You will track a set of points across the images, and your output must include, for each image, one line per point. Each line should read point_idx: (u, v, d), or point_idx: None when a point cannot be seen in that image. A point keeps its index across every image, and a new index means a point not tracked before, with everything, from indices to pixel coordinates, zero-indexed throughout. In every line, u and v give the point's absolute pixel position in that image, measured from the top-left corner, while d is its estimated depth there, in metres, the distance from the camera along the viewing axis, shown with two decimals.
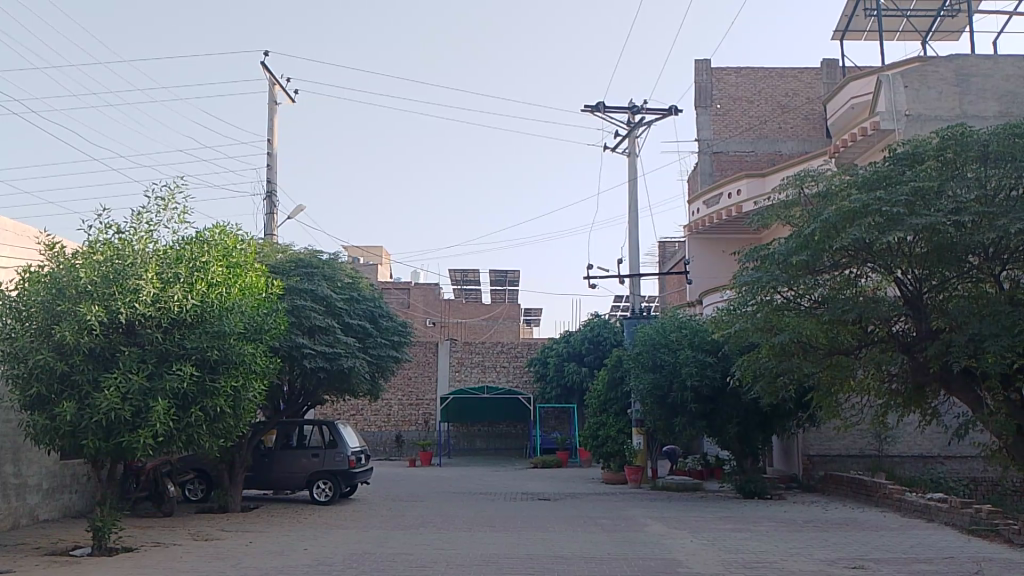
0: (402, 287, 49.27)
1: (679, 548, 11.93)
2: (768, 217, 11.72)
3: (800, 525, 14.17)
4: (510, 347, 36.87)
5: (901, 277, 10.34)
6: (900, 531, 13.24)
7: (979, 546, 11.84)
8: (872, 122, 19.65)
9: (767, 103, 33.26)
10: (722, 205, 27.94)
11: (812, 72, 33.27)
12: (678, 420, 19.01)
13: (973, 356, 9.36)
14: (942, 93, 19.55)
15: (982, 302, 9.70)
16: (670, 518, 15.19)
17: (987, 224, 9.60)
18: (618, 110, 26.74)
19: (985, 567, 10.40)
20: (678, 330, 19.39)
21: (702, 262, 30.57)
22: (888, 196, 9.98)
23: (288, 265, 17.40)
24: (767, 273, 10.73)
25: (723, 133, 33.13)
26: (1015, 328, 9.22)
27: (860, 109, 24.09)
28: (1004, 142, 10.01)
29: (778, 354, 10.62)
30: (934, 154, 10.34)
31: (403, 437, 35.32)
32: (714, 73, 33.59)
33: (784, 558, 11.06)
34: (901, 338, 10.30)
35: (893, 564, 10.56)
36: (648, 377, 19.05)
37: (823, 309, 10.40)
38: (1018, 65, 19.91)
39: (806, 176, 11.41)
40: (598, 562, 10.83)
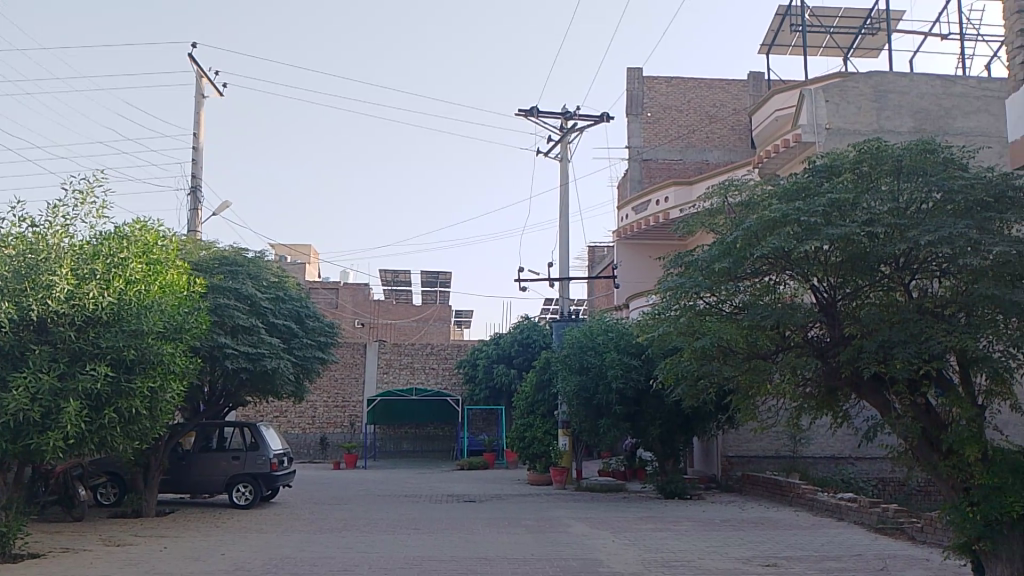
0: (330, 286, 48.67)
1: (601, 548, 12.08)
2: (693, 225, 11.18)
3: (718, 524, 14.53)
4: (439, 348, 36.78)
5: (816, 284, 9.72)
6: (814, 530, 13.69)
7: (885, 544, 12.37)
8: (795, 134, 20.37)
9: (694, 113, 34.01)
10: (650, 211, 28.50)
11: (739, 83, 34.24)
12: (603, 421, 19.26)
13: (881, 361, 8.68)
14: (860, 107, 20.37)
15: (891, 310, 9.02)
16: (594, 519, 15.35)
17: (899, 236, 8.98)
18: (551, 114, 27.03)
19: (889, 563, 10.87)
20: (605, 333, 19.80)
21: (630, 266, 31.07)
22: (806, 206, 9.44)
23: (212, 263, 16.95)
24: (690, 279, 10.21)
25: (652, 141, 33.75)
26: (923, 335, 8.49)
27: (782, 122, 24.86)
28: (918, 156, 9.37)
29: (699, 358, 10.06)
30: (851, 167, 9.77)
31: (327, 439, 34.81)
32: (645, 82, 34.26)
33: (702, 557, 11.31)
34: (814, 343, 9.69)
35: (805, 561, 10.95)
36: (575, 378, 19.30)
37: (743, 314, 9.89)
38: (932, 83, 20.72)
39: (730, 185, 11.01)
40: (521, 563, 10.91)
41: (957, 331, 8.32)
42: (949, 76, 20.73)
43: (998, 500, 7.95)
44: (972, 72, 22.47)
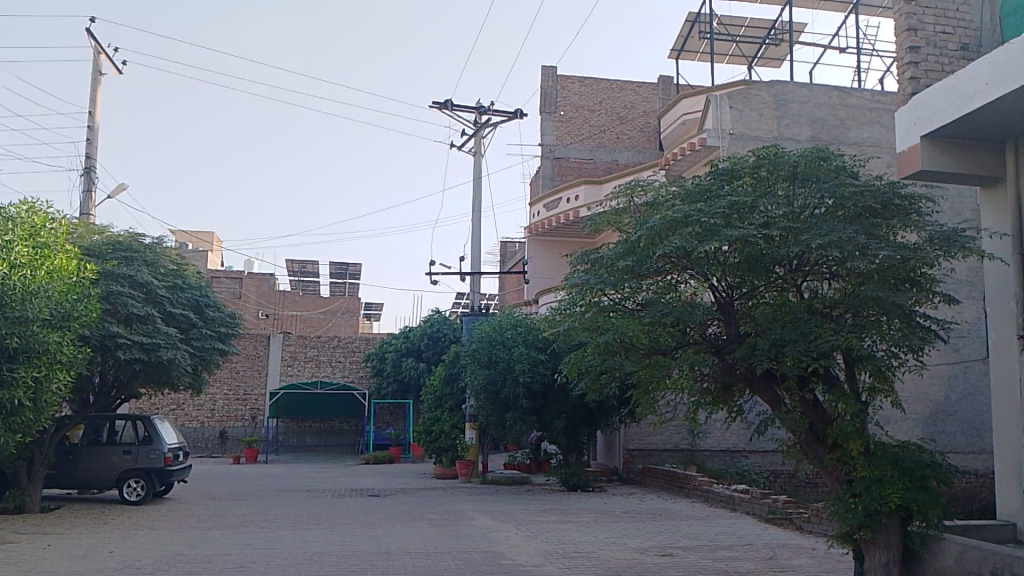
0: (233, 276, 47.21)
1: (503, 541, 12.19)
2: (600, 223, 11.32)
3: (617, 516, 14.88)
4: (346, 341, 36.21)
5: (715, 283, 10.06)
6: (708, 521, 14.20)
7: (774, 533, 12.95)
8: (700, 138, 21.03)
9: (606, 114, 34.65)
10: (561, 208, 28.85)
11: (649, 86, 35.03)
12: (510, 415, 19.38)
13: (773, 358, 9.04)
14: (762, 114, 21.21)
15: (784, 310, 9.41)
16: (498, 512, 15.48)
17: (793, 238, 9.29)
18: (465, 108, 27.00)
19: (777, 552, 11.40)
20: (513, 328, 19.99)
21: (539, 262, 31.37)
22: (707, 208, 9.72)
23: (105, 248, 16.18)
24: (596, 276, 10.37)
25: (565, 139, 34.16)
26: (812, 333, 8.90)
27: (689, 125, 25.57)
28: (812, 164, 9.78)
29: (602, 353, 10.26)
30: (750, 172, 10.13)
31: (227, 433, 33.78)
32: (559, 81, 34.64)
33: (601, 548, 11.58)
34: (712, 341, 10.02)
35: (699, 551, 11.35)
36: (483, 372, 19.37)
37: (645, 311, 10.13)
38: (829, 94, 21.66)
39: (636, 186, 11.11)
40: (423, 557, 10.90)
41: (844, 331, 8.76)
42: (844, 88, 21.71)
43: (878, 491, 8.34)
44: (865, 86, 23.61)
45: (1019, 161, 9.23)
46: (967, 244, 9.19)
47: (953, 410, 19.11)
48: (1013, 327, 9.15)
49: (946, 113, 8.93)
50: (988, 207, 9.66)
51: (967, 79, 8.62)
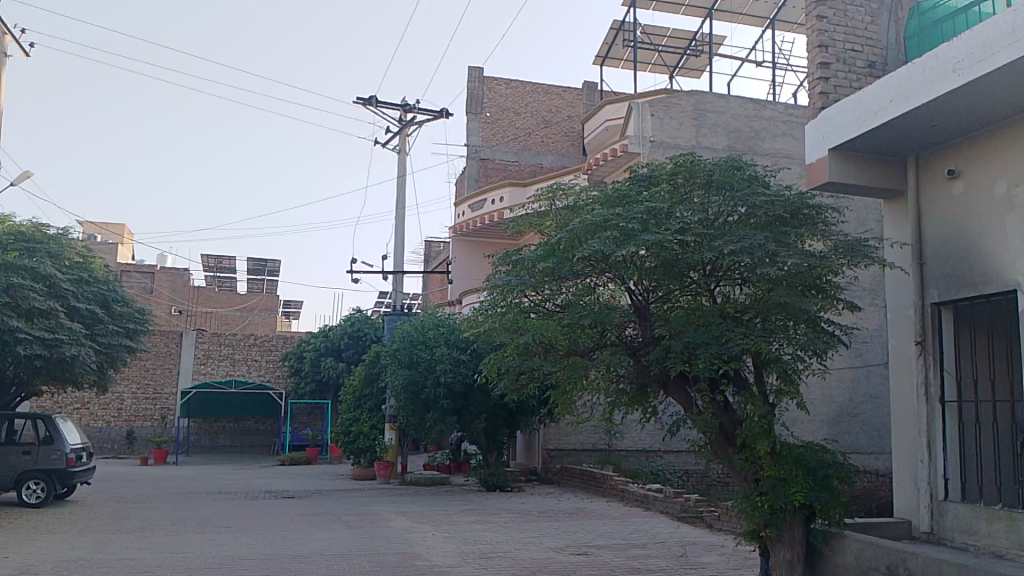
0: (145, 270, 45.49)
1: (420, 542, 12.12)
2: (522, 225, 11.41)
3: (535, 516, 15.00)
4: (263, 339, 35.37)
5: (632, 287, 10.25)
6: (623, 520, 14.46)
7: (685, 531, 13.29)
8: (621, 144, 21.43)
9: (531, 117, 34.90)
10: (486, 210, 28.91)
11: (574, 91, 35.45)
12: (430, 416, 19.28)
13: (686, 361, 9.28)
14: (681, 123, 21.76)
15: (698, 314, 9.68)
16: (415, 513, 15.38)
17: (706, 244, 9.54)
18: (390, 105, 26.77)
19: (688, 549, 11.70)
20: (435, 328, 19.97)
21: (463, 262, 31.33)
22: (625, 213, 9.88)
23: (4, 238, 15.40)
24: (517, 277, 10.45)
25: (490, 140, 34.23)
26: (723, 337, 9.18)
27: (612, 131, 25.99)
28: (726, 172, 10.06)
29: (521, 353, 10.36)
30: (668, 178, 10.37)
31: (135, 434, 32.50)
32: (485, 82, 34.69)
33: (517, 547, 11.66)
34: (628, 343, 10.21)
35: (612, 550, 11.54)
36: (404, 372, 19.23)
37: (564, 312, 10.26)
38: (745, 105, 22.36)
39: (557, 189, 11.20)
40: (339, 559, 10.74)
41: (752, 335, 9.06)
42: (760, 100, 22.44)
43: (783, 490, 8.66)
44: (780, 99, 24.46)
45: (919, 175, 9.74)
46: (869, 253, 9.65)
47: (856, 412, 19.99)
48: (910, 333, 9.66)
49: (853, 129, 9.36)
50: (891, 218, 10.16)
51: (873, 97, 9.06)
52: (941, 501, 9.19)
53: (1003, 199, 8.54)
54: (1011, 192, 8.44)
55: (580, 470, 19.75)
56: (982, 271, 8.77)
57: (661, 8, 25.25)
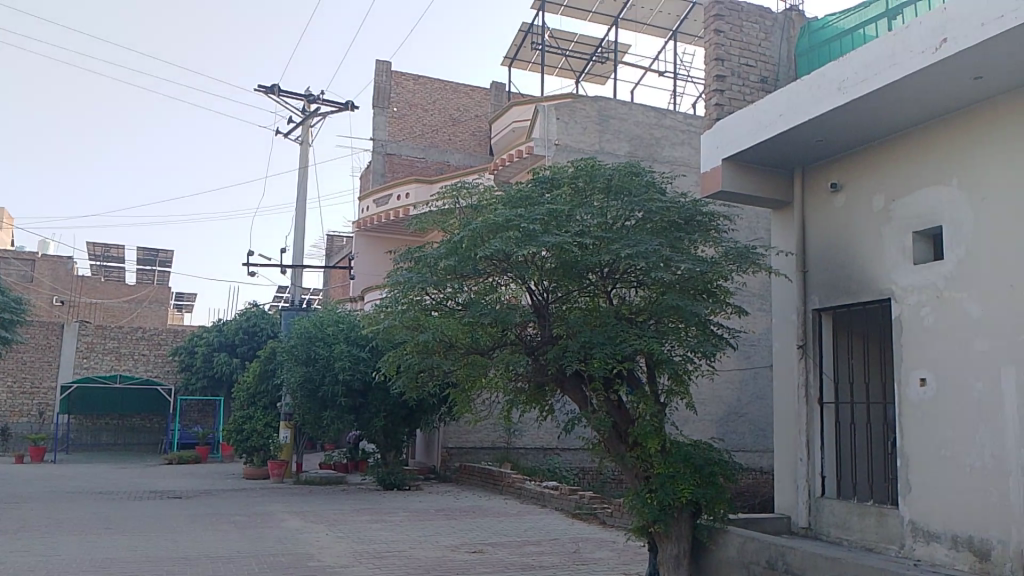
0: (24, 257, 42.77)
1: (312, 542, 11.89)
2: (424, 223, 11.35)
3: (431, 515, 14.95)
4: (152, 333, 33.87)
5: (532, 287, 10.36)
6: (519, 517, 14.60)
7: (579, 528, 13.54)
8: (527, 146, 21.69)
9: (439, 114, 34.76)
10: (390, 205, 28.59)
11: (482, 91, 35.51)
12: (327, 414, 18.94)
13: (583, 360, 9.46)
14: (585, 128, 22.15)
15: (595, 315, 9.88)
16: (308, 513, 15.07)
17: (604, 247, 9.73)
18: (293, 95, 26.11)
19: (581, 546, 11.93)
20: (335, 325, 19.66)
21: (365, 258, 30.88)
22: (527, 214, 9.98)
23: None
24: (418, 275, 10.40)
25: (396, 136, 33.88)
26: (618, 338, 9.40)
27: (518, 133, 26.17)
28: (625, 178, 10.31)
29: (420, 351, 10.31)
30: (570, 181, 10.54)
31: (8, 431, 30.50)
32: (393, 76, 34.30)
33: (412, 546, 11.60)
34: (526, 342, 10.31)
35: (507, 547, 11.64)
36: (301, 369, 18.81)
37: (465, 311, 10.27)
38: (647, 114, 22.93)
39: (461, 187, 11.19)
40: (226, 561, 10.40)
41: (646, 336, 9.32)
42: (661, 109, 23.05)
43: (671, 487, 8.93)
44: (680, 109, 25.20)
45: (805, 187, 10.25)
46: (757, 260, 10.07)
47: (744, 412, 20.86)
48: (793, 337, 10.15)
49: (745, 140, 9.76)
50: (778, 227, 10.65)
51: (764, 110, 9.48)
52: (818, 497, 9.69)
53: (880, 212, 9.09)
54: (887, 206, 9.00)
55: (479, 467, 19.81)
56: (859, 280, 9.31)
57: (569, 14, 25.59)
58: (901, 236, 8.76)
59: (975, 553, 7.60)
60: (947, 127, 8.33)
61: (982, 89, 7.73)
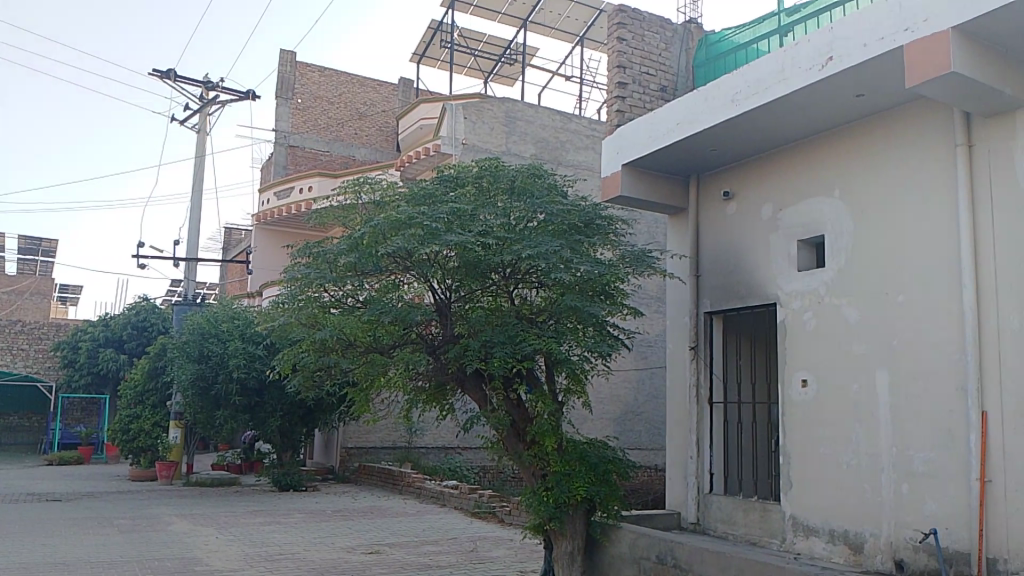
0: None
1: (202, 545, 11.49)
2: (325, 218, 11.11)
3: (328, 516, 14.69)
4: (32, 327, 31.98)
5: (435, 285, 10.30)
6: (417, 517, 14.53)
7: (478, 527, 13.60)
8: (435, 144, 21.71)
9: (344, 108, 34.14)
10: (292, 199, 27.88)
11: (389, 86, 35.10)
12: (220, 413, 18.36)
13: (483, 360, 9.48)
14: (492, 128, 22.24)
15: (496, 315, 9.92)
16: (198, 515, 14.52)
17: (506, 247, 9.77)
18: (190, 81, 25.13)
19: (478, 545, 11.98)
20: (229, 322, 19.04)
21: (264, 252, 30.03)
22: (430, 212, 9.91)
23: None
24: (317, 271, 10.18)
25: (300, 128, 33.08)
26: (518, 338, 9.48)
27: (425, 131, 26.03)
28: (527, 180, 10.40)
29: (317, 350, 10.13)
30: (473, 180, 10.55)
31: None
32: (298, 68, 33.48)
33: (306, 549, 11.36)
34: (427, 341, 10.22)
35: (405, 547, 11.57)
36: (192, 366, 18.10)
37: (365, 309, 10.12)
38: (553, 117, 23.18)
39: (364, 182, 11.00)
40: (107, 567, 9.92)
41: (545, 337, 9.43)
42: (567, 113, 23.35)
43: (566, 485, 9.08)
44: (585, 114, 25.62)
45: (700, 194, 10.61)
46: (652, 264, 10.36)
47: (640, 411, 21.42)
48: (686, 339, 10.49)
49: (643, 146, 10.02)
50: (674, 232, 10.99)
51: (663, 118, 9.75)
52: (706, 494, 10.04)
53: (769, 221, 9.50)
54: (775, 214, 9.42)
55: (378, 468, 19.59)
56: (748, 285, 9.71)
57: (477, 13, 25.59)
58: (788, 244, 9.18)
59: (850, 546, 8.06)
60: (835, 141, 8.74)
61: (863, 107, 8.19)
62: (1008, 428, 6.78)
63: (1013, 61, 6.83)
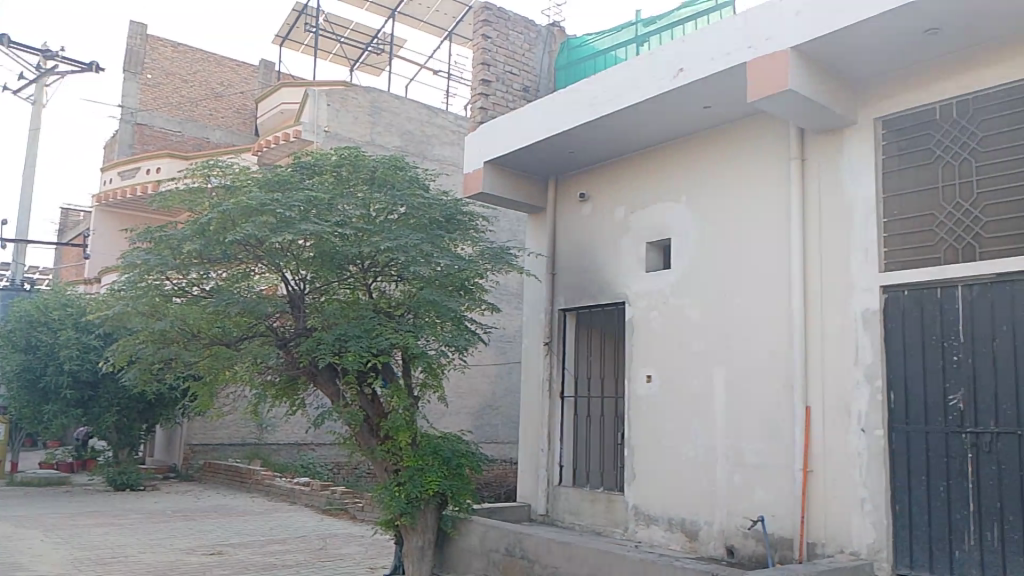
0: None
1: (22, 550, 10.60)
2: (170, 201, 10.49)
3: (168, 516, 13.92)
4: None
5: (288, 276, 9.96)
6: (264, 515, 14.04)
7: (328, 524, 13.32)
8: (295, 130, 21.08)
9: (199, 87, 32.40)
10: (137, 179, 26.20)
11: (248, 68, 33.69)
12: (49, 408, 16.98)
13: (337, 354, 9.26)
14: (356, 118, 21.81)
15: (351, 308, 9.70)
16: (20, 517, 13.38)
17: (364, 239, 9.60)
18: (25, 48, 23.08)
19: (328, 542, 11.74)
20: (62, 309, 17.55)
21: (104, 236, 28.13)
22: (284, 199, 9.56)
23: None
24: (158, 257, 9.59)
25: (149, 105, 31.13)
26: (374, 332, 9.33)
27: (286, 116, 25.18)
28: (388, 171, 10.24)
29: (156, 340, 9.56)
30: (331, 169, 10.27)
31: None
32: (149, 42, 31.53)
33: (142, 551, 10.73)
34: (277, 333, 9.85)
35: (250, 547, 11.16)
36: (18, 357, 16.83)
37: (211, 299, 9.64)
38: (420, 110, 22.97)
39: (214, 165, 10.45)
40: None
41: (402, 331, 9.34)
42: (433, 107, 23.20)
43: (419, 479, 9.07)
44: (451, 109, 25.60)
45: (558, 194, 10.85)
46: (510, 261, 10.49)
47: (498, 405, 21.69)
48: (540, 335, 10.73)
49: (506, 144, 10.11)
50: (533, 230, 11.18)
51: (525, 118, 9.88)
52: (556, 485, 10.31)
53: (621, 223, 9.85)
54: (627, 217, 9.77)
55: (224, 469, 18.79)
56: (600, 283, 10.03)
57: None
58: (638, 246, 9.57)
59: (686, 533, 8.51)
60: (685, 149, 9.16)
61: (710, 118, 8.64)
62: (828, 422, 7.38)
63: (844, 85, 7.43)
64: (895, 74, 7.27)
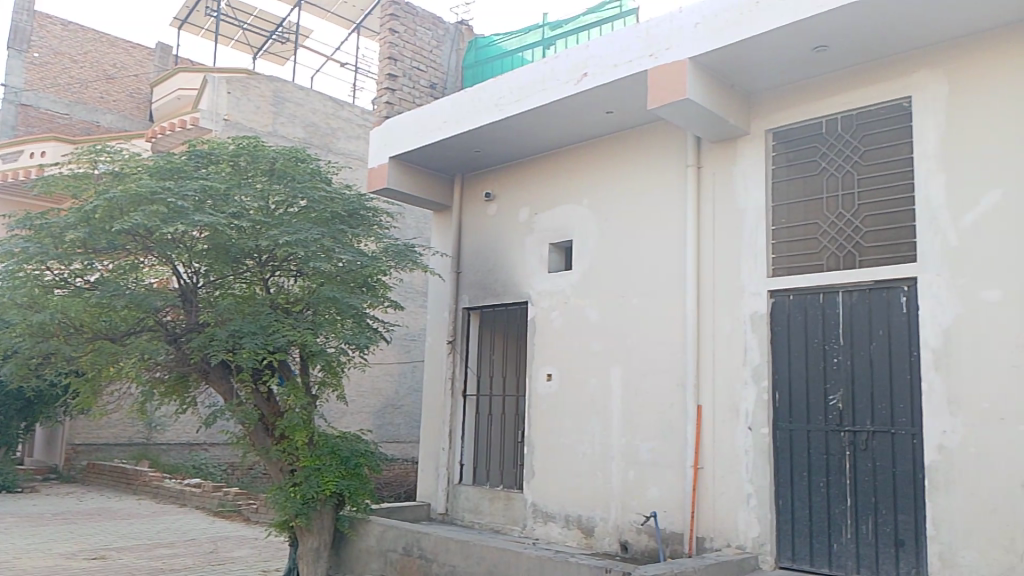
0: None
1: None
2: (51, 186, 9.88)
3: (47, 519, 13.14)
4: None
5: (180, 269, 9.59)
6: (151, 518, 13.46)
7: (220, 526, 12.88)
8: (192, 117, 20.33)
9: (90, 68, 30.74)
10: (19, 163, 24.62)
11: (144, 51, 32.23)
12: None
13: (230, 350, 8.98)
14: (258, 107, 21.22)
15: (247, 303, 9.41)
16: None
17: (262, 233, 9.35)
18: None
19: (219, 545, 11.35)
20: None
21: None
22: (177, 188, 9.17)
23: None
24: (38, 245, 9.04)
25: (34, 85, 29.30)
26: (271, 328, 9.09)
27: (183, 102, 24.22)
28: (289, 162, 9.97)
29: (34, 334, 9.02)
30: (228, 159, 9.91)
31: None
32: (35, 18, 29.70)
33: (16, 557, 10.08)
34: (167, 328, 9.45)
35: (135, 551, 10.66)
36: None
37: (95, 291, 9.17)
38: (325, 102, 22.52)
39: (101, 150, 9.90)
40: None
41: (300, 328, 9.14)
42: (339, 100, 22.77)
43: (315, 479, 8.90)
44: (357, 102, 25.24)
45: (463, 193, 10.84)
46: (415, 259, 10.41)
47: (400, 403, 21.51)
48: (443, 334, 10.70)
49: (411, 141, 10.03)
50: (438, 229, 11.15)
51: (431, 115, 9.83)
52: (456, 484, 10.29)
53: (524, 224, 9.93)
54: (531, 218, 9.87)
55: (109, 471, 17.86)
56: (504, 283, 10.08)
57: None
58: (541, 247, 9.67)
59: (582, 530, 8.64)
60: (587, 152, 9.32)
61: (613, 123, 8.81)
62: (717, 420, 7.66)
63: (739, 95, 7.71)
64: (787, 88, 7.60)
